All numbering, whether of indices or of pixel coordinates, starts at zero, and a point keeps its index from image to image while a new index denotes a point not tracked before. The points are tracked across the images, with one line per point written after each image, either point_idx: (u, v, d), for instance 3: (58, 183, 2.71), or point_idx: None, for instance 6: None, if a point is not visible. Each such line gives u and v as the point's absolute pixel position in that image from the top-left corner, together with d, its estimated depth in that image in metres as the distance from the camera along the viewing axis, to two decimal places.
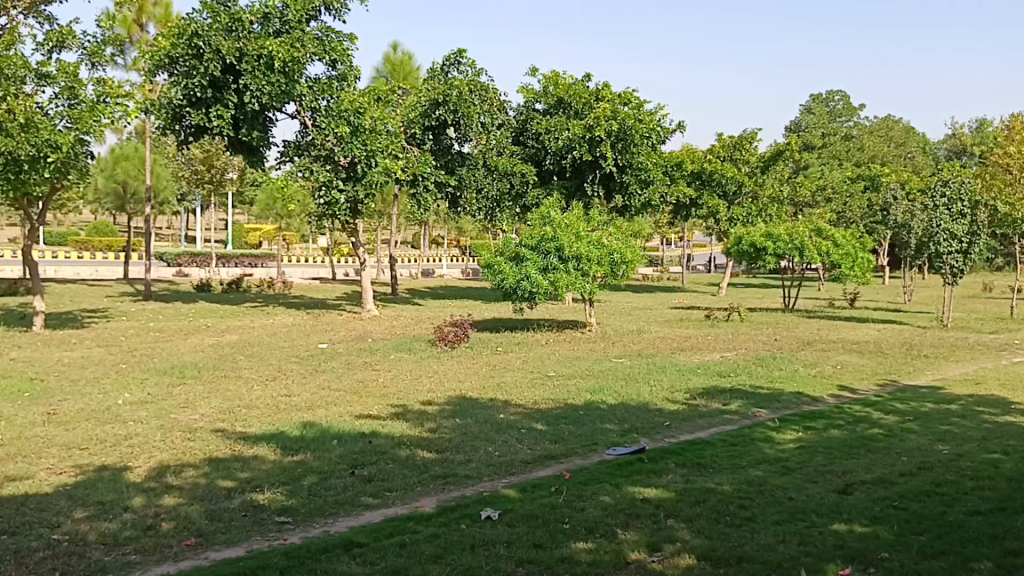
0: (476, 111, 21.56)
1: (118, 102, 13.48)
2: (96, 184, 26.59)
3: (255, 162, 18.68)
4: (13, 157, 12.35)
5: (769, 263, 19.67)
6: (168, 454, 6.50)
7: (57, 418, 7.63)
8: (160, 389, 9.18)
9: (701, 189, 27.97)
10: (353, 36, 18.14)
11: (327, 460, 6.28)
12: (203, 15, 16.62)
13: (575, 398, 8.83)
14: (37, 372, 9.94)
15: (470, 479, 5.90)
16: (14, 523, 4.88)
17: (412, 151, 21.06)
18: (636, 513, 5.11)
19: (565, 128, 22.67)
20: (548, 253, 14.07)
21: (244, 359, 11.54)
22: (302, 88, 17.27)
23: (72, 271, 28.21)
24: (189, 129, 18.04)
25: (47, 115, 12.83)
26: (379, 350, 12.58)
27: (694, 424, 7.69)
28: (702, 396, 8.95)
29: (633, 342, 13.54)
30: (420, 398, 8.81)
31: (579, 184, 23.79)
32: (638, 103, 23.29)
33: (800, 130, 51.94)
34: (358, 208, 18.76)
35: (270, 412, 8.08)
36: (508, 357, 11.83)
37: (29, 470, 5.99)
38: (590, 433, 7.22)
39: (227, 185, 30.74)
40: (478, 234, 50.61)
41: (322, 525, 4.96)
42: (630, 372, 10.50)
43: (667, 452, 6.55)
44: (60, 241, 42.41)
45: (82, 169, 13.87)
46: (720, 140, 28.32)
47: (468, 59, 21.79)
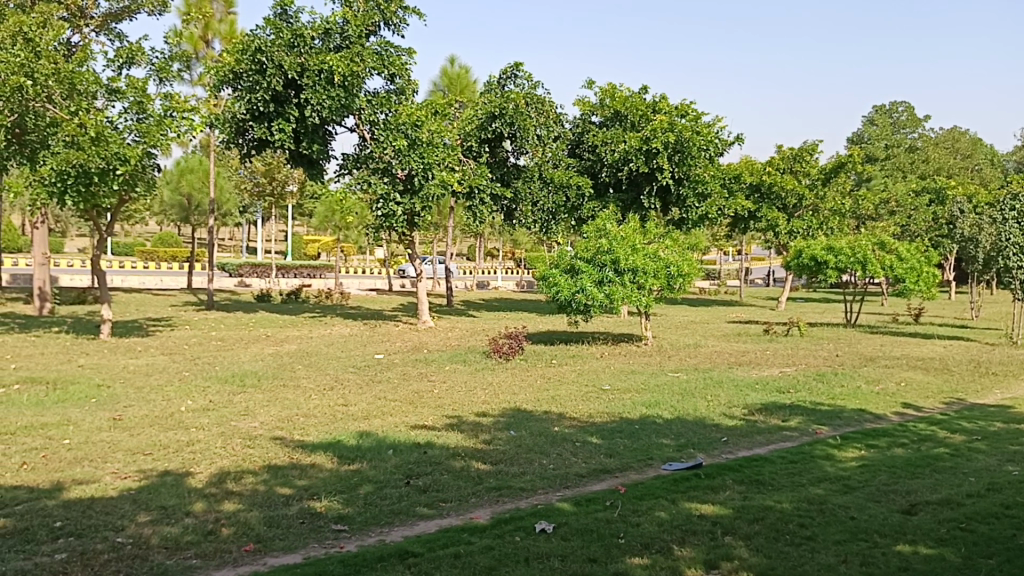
0: (533, 123, 21.62)
1: (184, 116, 13.86)
2: (162, 196, 27.38)
3: (314, 174, 19.00)
4: (84, 170, 12.72)
5: (829, 277, 19.27)
6: (228, 460, 6.62)
7: (122, 424, 7.84)
8: (221, 397, 9.37)
9: (760, 202, 27.57)
10: (411, 50, 18.38)
11: (382, 470, 6.33)
12: (266, 31, 16.98)
13: (630, 412, 8.77)
14: (104, 379, 10.23)
15: (525, 492, 5.89)
16: (80, 525, 5.01)
17: (468, 163, 21.19)
18: (692, 529, 5.04)
19: (622, 141, 22.56)
20: (604, 265, 14.01)
21: (303, 369, 11.72)
22: (361, 102, 17.57)
23: (138, 280, 28.99)
24: (252, 143, 18.48)
25: (116, 129, 13.24)
26: (434, 361, 12.65)
27: (752, 440, 7.58)
28: (760, 412, 8.81)
29: (689, 357, 13.39)
30: (476, 410, 8.83)
31: (635, 196, 23.74)
32: (696, 115, 23.07)
33: (862, 141, 50.94)
34: (414, 221, 18.89)
35: (327, 421, 8.19)
36: (563, 370, 11.79)
37: (95, 474, 6.15)
38: (646, 448, 7.15)
39: (287, 198, 31.31)
40: (533, 247, 50.66)
41: (377, 534, 4.99)
42: (686, 386, 10.38)
43: (725, 468, 6.45)
44: (126, 251, 43.61)
45: (150, 182, 14.18)
46: (780, 152, 27.92)
47: (525, 72, 21.85)
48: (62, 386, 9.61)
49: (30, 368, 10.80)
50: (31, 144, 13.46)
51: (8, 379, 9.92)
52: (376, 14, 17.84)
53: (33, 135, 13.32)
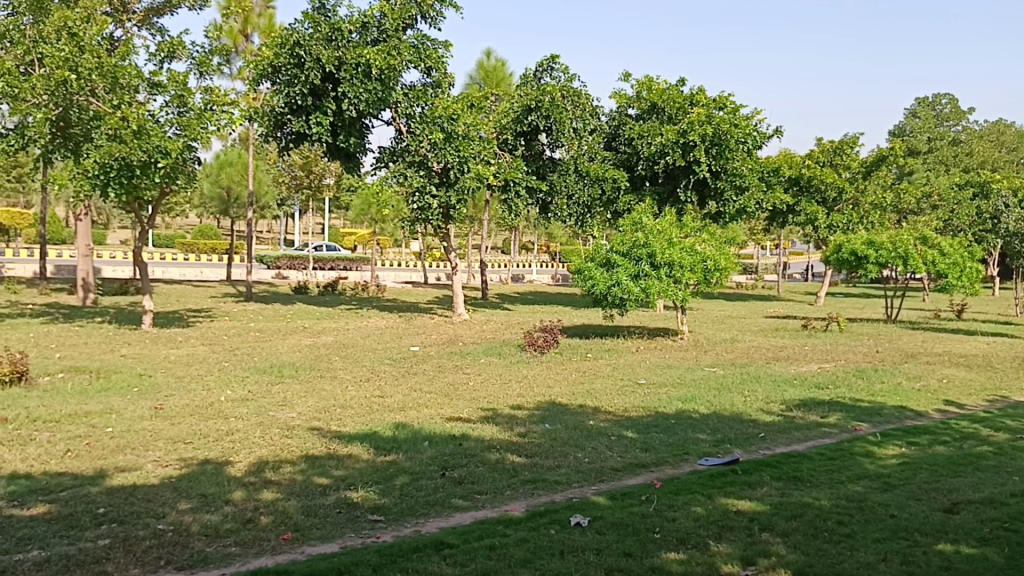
0: (569, 116, 21.58)
1: (224, 110, 14.02)
2: (202, 189, 27.74)
3: (352, 167, 19.13)
4: (127, 162, 12.96)
5: (870, 272, 18.96)
6: (266, 450, 6.70)
7: (163, 413, 7.97)
8: (260, 387, 9.48)
9: (799, 196, 27.23)
10: (448, 43, 18.40)
11: (418, 461, 6.37)
12: (304, 25, 17.08)
13: (666, 407, 8.72)
14: (145, 368, 10.40)
15: (560, 485, 5.89)
16: (123, 512, 5.11)
17: (504, 156, 21.20)
18: (729, 525, 5.01)
19: (659, 133, 22.44)
20: (640, 259, 13.93)
21: (339, 360, 11.82)
22: (397, 95, 17.68)
23: (178, 272, 29.43)
24: (290, 137, 18.65)
25: (157, 122, 13.42)
26: (469, 354, 12.67)
27: (790, 436, 7.50)
28: (798, 408, 8.71)
29: (726, 352, 13.27)
30: (511, 403, 8.84)
31: (671, 189, 23.59)
32: (734, 107, 22.81)
33: (904, 134, 50.09)
34: (450, 214, 18.91)
35: (363, 412, 8.25)
36: (598, 364, 11.75)
37: (137, 462, 6.26)
38: (682, 442, 7.11)
39: (325, 191, 31.52)
40: (569, 240, 50.53)
41: (413, 525, 5.02)
42: (723, 381, 10.29)
43: (762, 464, 6.39)
44: (167, 243, 44.31)
45: (189, 175, 14.35)
46: (820, 144, 27.56)
47: (561, 64, 21.79)
48: (105, 375, 9.80)
49: (75, 357, 11.02)
50: (75, 138, 13.55)
51: (54, 368, 10.14)
52: (413, 7, 17.87)
53: (77, 129, 13.41)
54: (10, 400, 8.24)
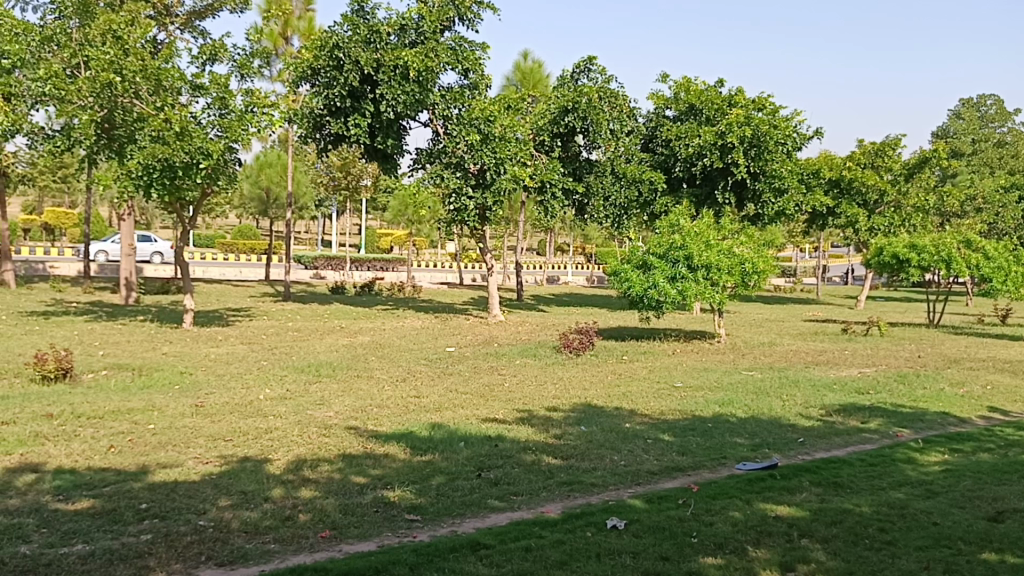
0: (606, 117, 21.52)
1: (265, 112, 14.18)
2: (242, 189, 28.11)
3: (389, 169, 19.26)
4: (169, 164, 13.17)
5: (912, 275, 18.68)
6: (304, 448, 6.77)
7: (204, 410, 8.08)
8: (298, 386, 9.57)
9: (839, 198, 26.90)
10: (485, 45, 18.43)
11: (454, 461, 6.39)
12: (343, 27, 17.22)
13: (703, 410, 8.65)
14: (187, 367, 10.55)
15: (596, 487, 5.87)
16: (165, 508, 5.19)
17: (540, 158, 21.22)
18: (768, 531, 4.96)
19: (696, 135, 22.25)
20: (677, 261, 13.85)
21: (376, 360, 11.89)
22: (435, 97, 17.69)
23: (218, 271, 29.84)
24: (328, 138, 18.85)
25: (200, 124, 13.63)
26: (505, 355, 12.68)
27: (829, 441, 7.40)
28: (838, 413, 8.60)
29: (764, 355, 13.13)
30: (546, 404, 8.84)
31: (709, 191, 23.37)
32: (773, 109, 22.58)
33: (948, 135, 49.19)
34: (486, 215, 18.94)
35: (400, 412, 8.30)
36: (634, 366, 11.71)
37: (179, 459, 6.36)
38: (719, 447, 7.06)
39: (362, 192, 31.74)
40: (605, 242, 50.38)
41: (449, 525, 5.04)
42: (762, 385, 10.19)
43: (802, 470, 6.32)
44: (208, 243, 44.97)
45: (231, 176, 14.54)
46: (861, 146, 27.23)
47: (599, 65, 21.73)
48: (148, 373, 9.96)
49: (118, 355, 11.21)
50: (120, 139, 13.72)
51: (98, 365, 10.32)
52: (450, 9, 17.91)
53: (121, 130, 13.59)
54: (55, 396, 8.41)
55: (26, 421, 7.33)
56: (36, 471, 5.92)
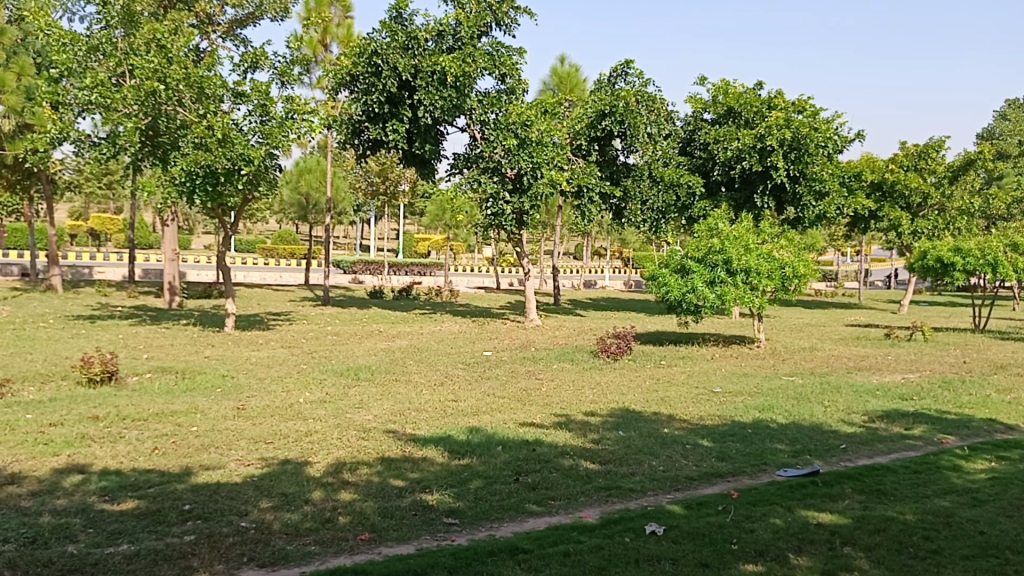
0: (643, 121, 21.43)
1: (305, 118, 14.34)
2: (282, 195, 28.47)
3: (426, 174, 19.36)
4: (211, 170, 13.37)
5: (956, 279, 18.38)
6: (343, 451, 6.82)
7: (245, 413, 8.18)
8: (337, 390, 9.66)
9: (881, 201, 26.60)
10: (522, 50, 18.46)
11: (492, 465, 6.40)
12: (382, 34, 17.39)
13: (743, 416, 8.57)
14: (228, 370, 10.70)
15: (634, 493, 5.84)
16: (208, 509, 5.27)
17: (578, 161, 21.21)
18: (809, 538, 4.90)
19: (735, 138, 22.06)
20: (716, 265, 13.74)
21: (414, 364, 11.95)
22: (472, 102, 17.74)
23: (258, 276, 30.24)
24: (367, 144, 19.03)
25: (241, 130, 13.83)
26: (542, 359, 12.69)
27: (872, 448, 7.29)
28: (882, 419, 8.46)
29: (805, 360, 12.97)
30: (584, 409, 8.82)
31: (748, 195, 23.16)
32: (814, 111, 22.32)
33: (994, 137, 48.22)
34: (523, 220, 18.96)
35: (438, 416, 8.33)
36: (673, 371, 11.63)
37: (221, 460, 6.45)
38: (759, 452, 6.99)
39: (400, 197, 31.98)
40: (643, 247, 50.19)
41: (488, 529, 5.05)
42: (803, 391, 10.07)
43: (845, 476, 6.23)
44: (248, 248, 45.59)
45: (271, 182, 14.71)
46: (904, 148, 26.82)
47: (636, 69, 21.65)
48: (191, 375, 10.12)
49: (162, 358, 11.42)
50: (164, 146, 13.97)
51: (142, 368, 10.51)
52: (488, 14, 17.93)
53: (165, 138, 13.85)
54: (102, 399, 8.58)
55: (74, 423, 7.49)
56: (83, 471, 6.05)
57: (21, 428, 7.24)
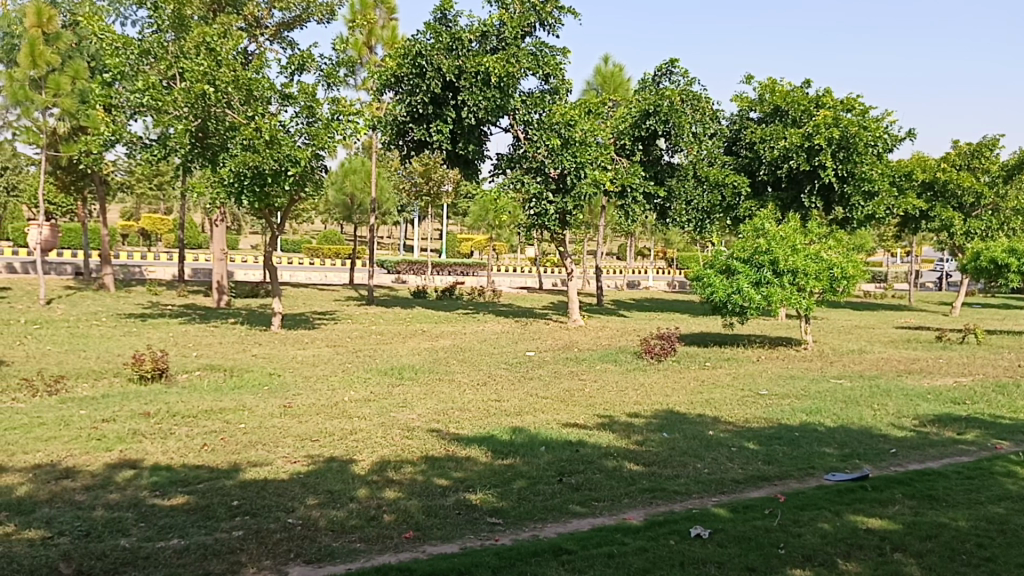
0: (688, 120, 21.25)
1: (350, 119, 14.48)
2: (328, 196, 28.78)
3: (470, 174, 19.42)
4: (259, 171, 13.56)
5: (1011, 281, 17.93)
6: (388, 450, 6.87)
7: (292, 411, 8.29)
8: (381, 388, 9.75)
9: (933, 201, 26.04)
10: (566, 49, 18.42)
11: (535, 466, 6.40)
12: (426, 35, 17.51)
13: (790, 419, 8.46)
14: (275, 368, 10.85)
15: (679, 495, 5.80)
16: (255, 505, 5.35)
17: (621, 162, 21.12)
18: (858, 544, 4.82)
19: (782, 137, 21.78)
20: (762, 266, 13.58)
21: (457, 363, 12.02)
22: (516, 102, 17.75)
23: (305, 276, 30.61)
24: (411, 145, 19.15)
25: (288, 132, 14.02)
26: (585, 360, 12.65)
27: (923, 453, 7.15)
28: (933, 423, 8.30)
29: (853, 363, 12.76)
30: (628, 410, 8.77)
31: (796, 195, 22.84)
32: (863, 109, 21.94)
33: None
34: (566, 220, 18.86)
35: (481, 416, 8.36)
36: (717, 373, 11.52)
37: (268, 457, 6.54)
38: (807, 456, 6.90)
39: (443, 198, 32.14)
40: (687, 247, 49.88)
41: (531, 529, 5.06)
42: (852, 394, 9.92)
43: (894, 481, 6.12)
44: (294, 248, 46.17)
45: (317, 183, 14.89)
46: (956, 147, 26.28)
47: (681, 68, 21.49)
48: (238, 373, 10.29)
49: (211, 356, 11.61)
50: (213, 148, 14.22)
51: (191, 366, 10.69)
52: (532, 15, 17.91)
53: (214, 139, 14.09)
54: (153, 396, 8.74)
55: (126, 419, 7.64)
56: (135, 467, 6.17)
57: (75, 424, 7.40)
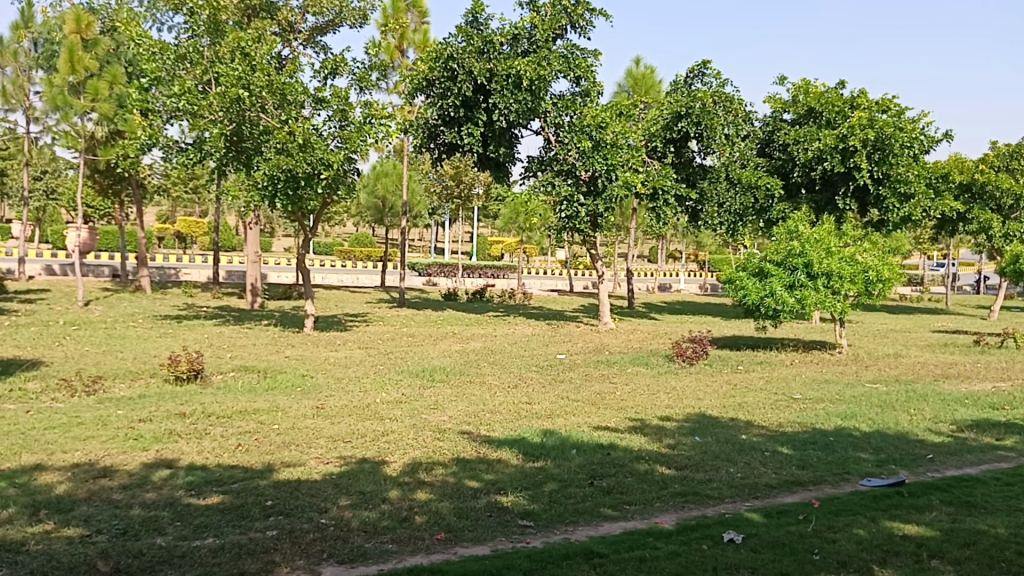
0: (720, 122, 21.11)
1: (382, 123, 14.57)
2: (360, 199, 28.98)
3: (501, 177, 19.44)
4: (293, 174, 13.72)
5: None
6: (419, 451, 6.90)
7: (324, 412, 8.36)
8: (413, 390, 9.80)
9: (971, 203, 25.65)
10: (597, 52, 18.39)
11: (566, 469, 6.39)
12: (458, 39, 17.58)
13: (824, 423, 8.38)
14: (308, 369, 10.95)
15: (711, 500, 5.76)
16: (289, 505, 5.40)
17: (652, 164, 21.06)
18: (894, 550, 4.75)
19: (816, 138, 21.56)
20: (796, 269, 13.44)
21: (488, 366, 12.04)
22: (547, 105, 17.77)
23: (337, 278, 30.83)
24: (443, 147, 19.23)
25: (321, 136, 14.15)
26: (616, 363, 12.62)
27: (961, 459, 7.03)
28: (971, 429, 8.16)
29: (889, 367, 12.60)
30: (660, 414, 8.73)
31: (830, 197, 22.60)
32: (899, 110, 21.66)
33: None
34: (597, 222, 18.83)
35: (512, 418, 8.36)
36: (750, 376, 11.44)
37: (301, 458, 6.59)
38: (842, 461, 6.82)
39: (474, 200, 32.22)
40: (719, 249, 49.61)
41: (563, 532, 5.05)
42: (888, 398, 9.79)
43: (932, 487, 6.03)
44: (326, 250, 46.58)
45: (350, 187, 15.00)
46: (995, 148, 25.85)
47: (713, 70, 21.35)
48: (272, 375, 10.39)
49: (245, 357, 11.74)
50: (247, 151, 14.38)
51: (226, 367, 10.81)
52: (563, 17, 17.89)
53: (249, 143, 14.22)
54: (188, 397, 8.85)
55: (162, 419, 7.76)
56: (171, 466, 6.25)
57: (113, 424, 7.53)
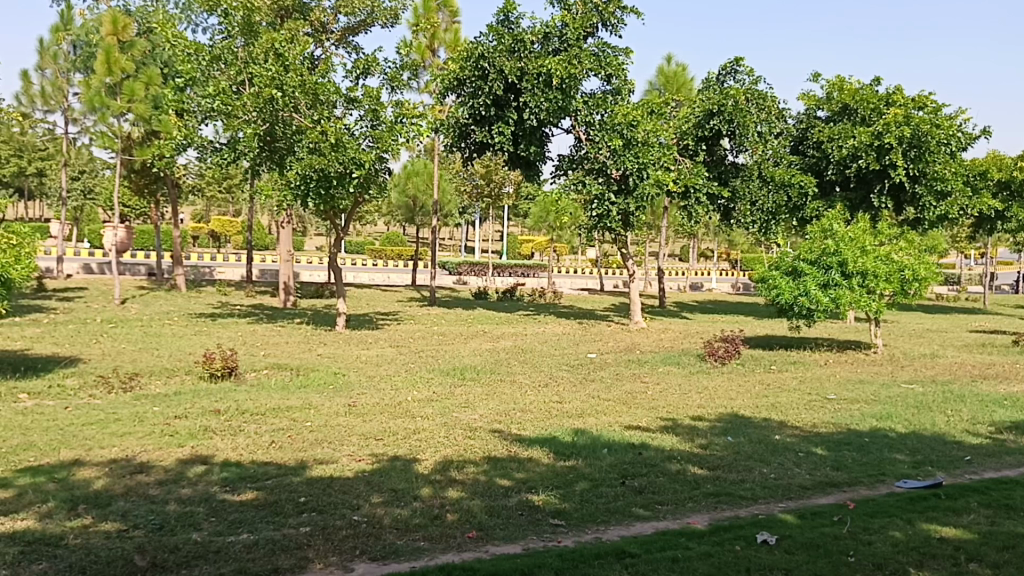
0: (753, 119, 20.94)
1: (413, 122, 14.62)
2: (392, 198, 29.10)
3: (532, 176, 19.40)
4: (325, 173, 13.82)
5: None
6: (450, 450, 6.92)
7: (356, 410, 8.41)
8: (444, 389, 9.83)
9: (1010, 200, 25.22)
10: (628, 50, 18.31)
11: (598, 468, 6.37)
12: (489, 37, 17.61)
13: (859, 424, 8.28)
14: (340, 367, 11.02)
15: (745, 500, 5.72)
16: (322, 502, 5.43)
17: (683, 163, 20.90)
18: (932, 553, 4.69)
19: (851, 135, 21.27)
20: (830, 268, 13.30)
21: (519, 365, 12.04)
22: (578, 103, 17.72)
23: (368, 277, 30.94)
24: (473, 147, 19.24)
25: (353, 135, 14.22)
26: (647, 362, 12.57)
27: (1000, 461, 6.91)
28: (1011, 431, 8.01)
29: (926, 367, 12.41)
30: (692, 414, 8.68)
31: (865, 195, 22.30)
32: (936, 106, 21.36)
33: None
34: (629, 221, 18.71)
35: (543, 417, 8.35)
36: (782, 376, 11.32)
37: (334, 455, 6.64)
38: (878, 462, 6.74)
39: (505, 199, 32.22)
40: (751, 247, 49.16)
41: (594, 531, 5.04)
42: (924, 399, 9.65)
43: (970, 490, 5.93)
44: (358, 249, 46.82)
45: (382, 185, 15.06)
46: None
47: (746, 67, 21.18)
48: (304, 372, 10.48)
49: (278, 355, 11.86)
50: (280, 151, 14.53)
51: (259, 365, 10.93)
52: (594, 15, 17.84)
53: (282, 142, 14.34)
54: (223, 394, 8.96)
55: (198, 416, 7.86)
56: (206, 462, 6.33)
57: (150, 420, 7.64)
